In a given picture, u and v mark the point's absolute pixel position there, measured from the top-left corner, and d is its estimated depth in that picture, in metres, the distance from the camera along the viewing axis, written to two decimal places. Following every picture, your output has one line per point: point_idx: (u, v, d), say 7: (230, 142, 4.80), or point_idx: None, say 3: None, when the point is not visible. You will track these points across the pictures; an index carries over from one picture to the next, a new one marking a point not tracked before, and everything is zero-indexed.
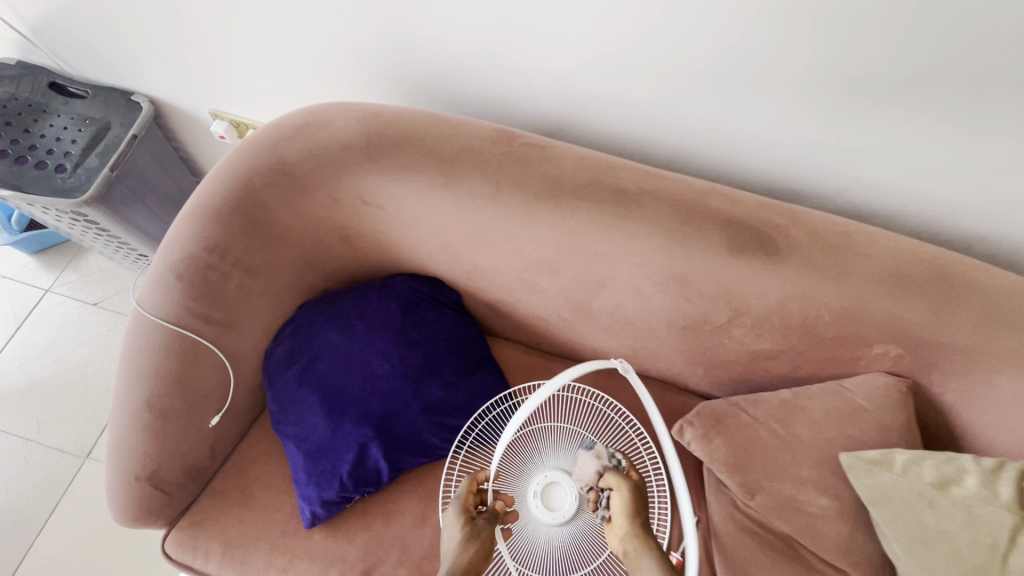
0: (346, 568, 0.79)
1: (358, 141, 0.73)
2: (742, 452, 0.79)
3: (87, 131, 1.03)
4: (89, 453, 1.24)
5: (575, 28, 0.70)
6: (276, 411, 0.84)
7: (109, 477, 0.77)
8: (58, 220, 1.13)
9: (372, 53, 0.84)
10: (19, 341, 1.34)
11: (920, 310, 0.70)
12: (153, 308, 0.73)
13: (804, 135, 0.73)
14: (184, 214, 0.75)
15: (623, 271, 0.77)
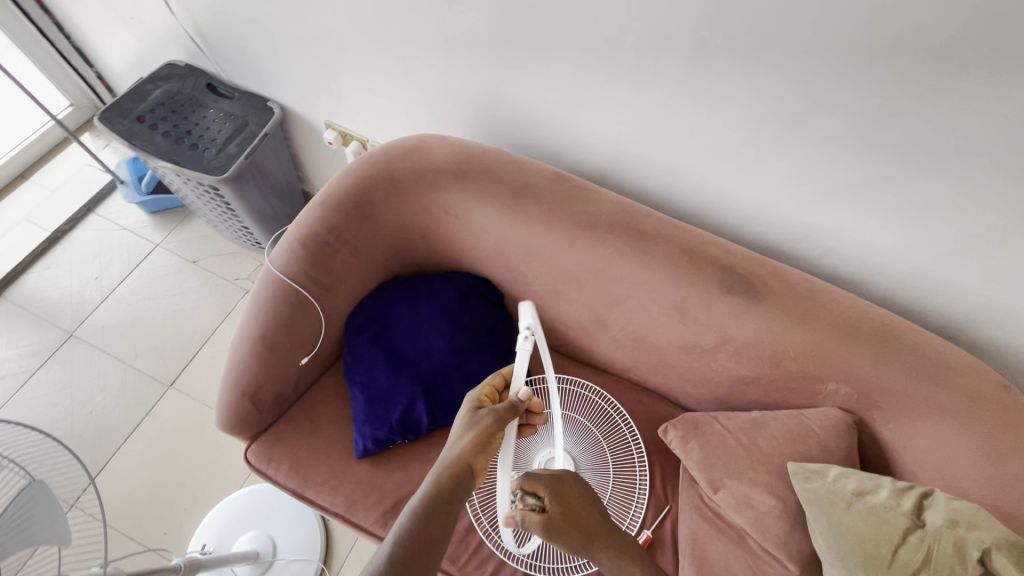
0: (383, 494, 1.00)
1: (451, 165, 0.98)
2: (713, 454, 0.98)
3: (232, 126, 1.31)
4: (170, 383, 1.48)
5: (629, 106, 0.92)
6: (349, 363, 1.07)
7: (221, 390, 1.00)
8: (190, 190, 1.40)
9: (468, 100, 1.08)
10: (131, 282, 1.61)
11: (865, 358, 0.89)
12: (280, 267, 0.98)
13: (794, 209, 0.94)
14: (314, 201, 1.00)
15: (636, 293, 0.98)
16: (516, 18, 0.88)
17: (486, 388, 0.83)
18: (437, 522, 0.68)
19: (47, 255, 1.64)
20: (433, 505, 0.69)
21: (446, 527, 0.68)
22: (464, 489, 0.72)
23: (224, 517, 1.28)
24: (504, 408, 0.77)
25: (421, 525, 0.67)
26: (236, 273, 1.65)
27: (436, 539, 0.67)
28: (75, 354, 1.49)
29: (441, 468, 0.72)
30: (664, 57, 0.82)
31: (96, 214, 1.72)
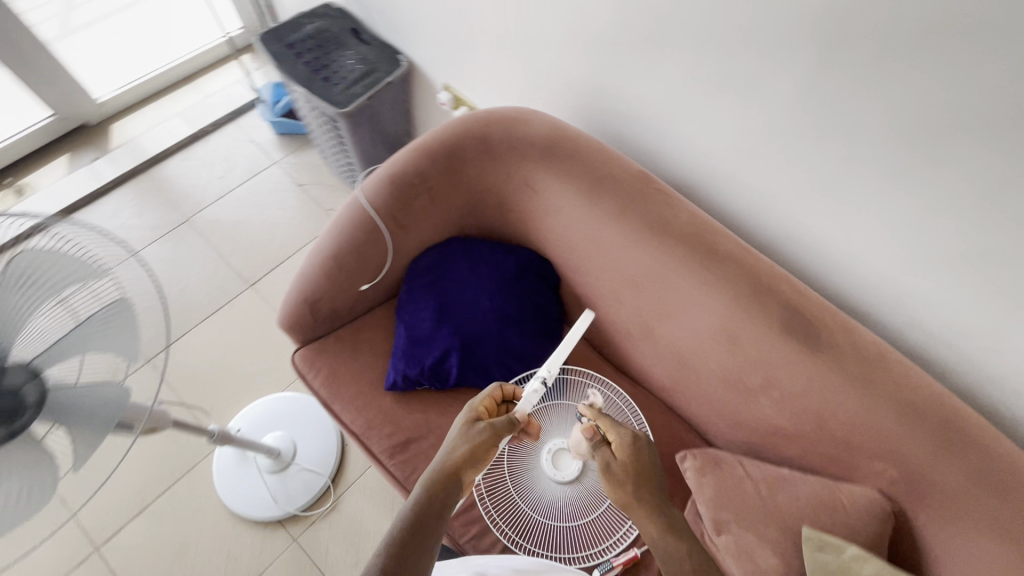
0: (397, 428, 1.05)
1: (543, 142, 1.01)
2: (726, 495, 0.91)
3: (363, 69, 1.43)
4: (251, 283, 1.64)
5: (734, 122, 0.90)
6: (402, 302, 1.14)
7: (288, 292, 1.10)
8: (314, 118, 1.55)
9: (578, 87, 1.10)
10: (245, 189, 1.81)
11: (922, 444, 0.81)
12: (367, 196, 1.07)
13: (885, 268, 0.87)
14: (413, 145, 1.08)
15: (690, 310, 0.95)
16: (643, 12, 0.89)
17: (483, 400, 0.85)
18: (428, 524, 0.70)
19: (187, 148, 1.88)
20: (422, 509, 0.71)
21: (434, 527, 0.70)
22: (454, 494, 0.74)
23: (262, 411, 1.43)
24: (503, 423, 0.81)
25: (414, 523, 0.69)
26: (331, 204, 1.79)
27: (426, 536, 0.69)
28: (185, 237, 1.70)
29: (434, 473, 0.75)
30: (782, 76, 0.80)
31: (235, 125, 1.94)
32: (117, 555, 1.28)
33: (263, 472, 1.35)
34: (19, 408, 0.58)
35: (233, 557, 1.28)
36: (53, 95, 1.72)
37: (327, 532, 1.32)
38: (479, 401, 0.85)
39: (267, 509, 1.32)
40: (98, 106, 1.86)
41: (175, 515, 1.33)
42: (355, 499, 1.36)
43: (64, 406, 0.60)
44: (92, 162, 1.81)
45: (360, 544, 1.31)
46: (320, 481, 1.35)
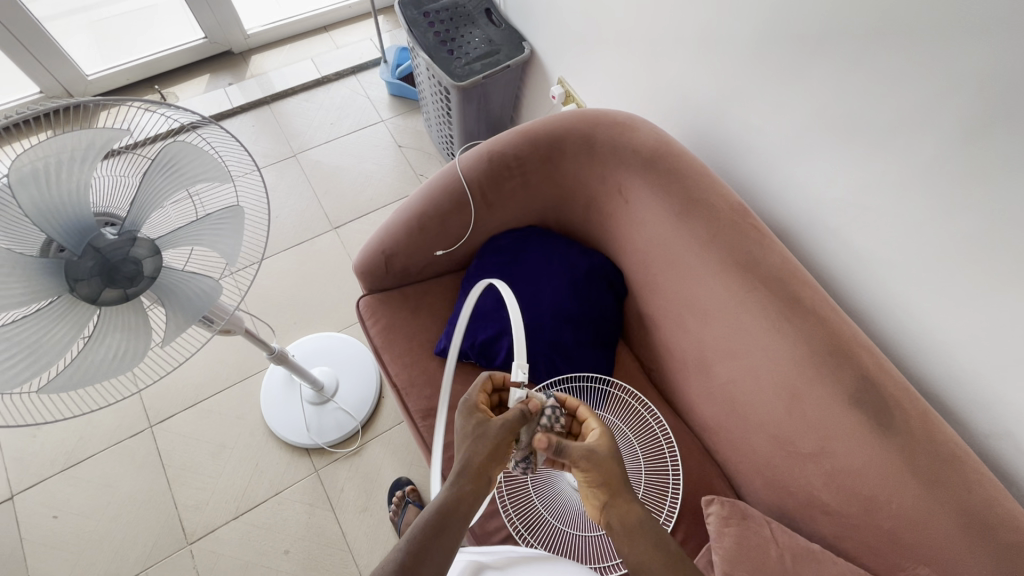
0: (435, 393, 1.08)
1: (647, 152, 1.00)
2: (746, 551, 0.84)
3: (487, 48, 1.47)
4: (335, 227, 1.74)
5: (853, 175, 0.85)
6: (469, 276, 1.17)
7: (370, 239, 1.17)
8: (429, 87, 1.61)
9: (694, 107, 1.08)
10: (350, 139, 1.91)
11: (981, 563, 0.73)
12: (464, 167, 1.11)
13: (987, 366, 0.79)
14: (518, 128, 1.10)
15: (756, 355, 0.91)
16: (783, 42, 0.86)
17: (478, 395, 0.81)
18: (449, 523, 0.69)
19: (309, 91, 2.01)
20: (445, 512, 0.70)
21: (458, 525, 0.69)
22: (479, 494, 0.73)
23: (316, 345, 1.52)
24: (514, 416, 0.77)
25: (434, 526, 0.68)
26: (423, 171, 1.86)
27: (449, 535, 0.68)
28: (289, 171, 1.83)
29: (457, 476, 0.72)
30: (921, 136, 0.75)
31: (356, 79, 2.05)
32: (165, 437, 1.40)
33: (304, 401, 1.44)
34: (135, 277, 0.65)
35: (260, 470, 1.38)
36: (211, 20, 1.90)
37: (346, 473, 1.38)
38: (475, 394, 0.81)
39: (299, 435, 1.40)
40: (245, 37, 2.03)
41: (220, 417, 1.44)
42: (379, 450, 1.42)
43: (168, 287, 0.66)
44: (227, 86, 1.99)
45: (372, 493, 1.36)
46: (352, 424, 1.42)
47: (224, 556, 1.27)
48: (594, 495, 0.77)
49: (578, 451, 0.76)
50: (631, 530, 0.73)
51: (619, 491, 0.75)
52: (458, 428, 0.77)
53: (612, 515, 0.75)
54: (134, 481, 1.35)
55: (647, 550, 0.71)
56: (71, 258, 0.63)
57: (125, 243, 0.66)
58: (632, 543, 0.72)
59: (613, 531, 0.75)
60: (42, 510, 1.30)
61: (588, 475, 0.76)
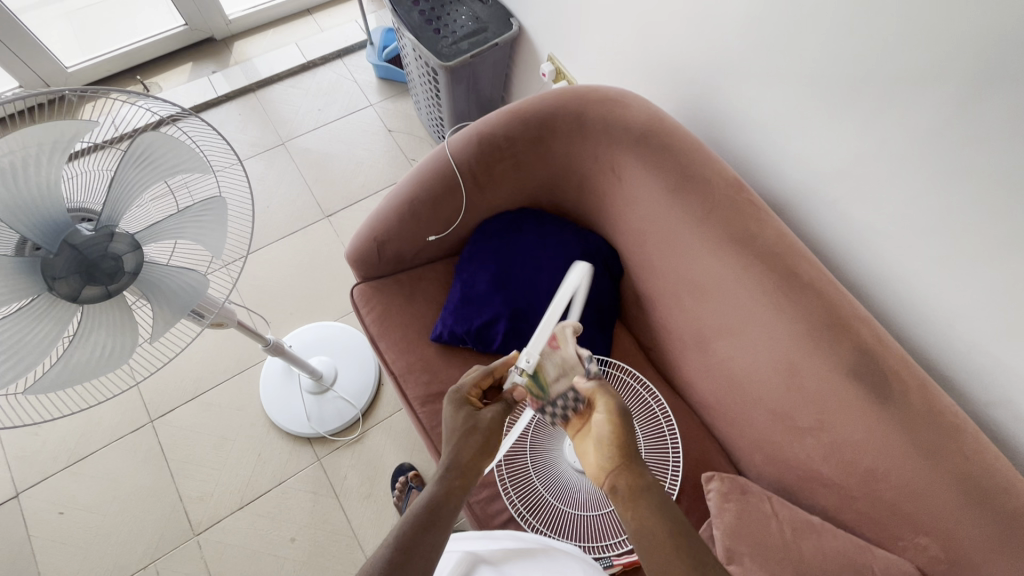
0: (433, 379, 1.08)
1: (638, 129, 0.98)
2: (746, 526, 0.85)
3: (473, 26, 1.43)
4: (327, 215, 1.72)
5: (849, 145, 0.83)
6: (463, 261, 1.16)
7: (361, 226, 1.15)
8: (416, 68, 1.58)
9: (687, 80, 1.05)
10: (339, 125, 1.88)
11: (980, 530, 0.74)
12: (454, 150, 1.08)
13: (986, 335, 0.78)
14: (507, 108, 1.08)
15: (753, 331, 0.91)
16: (776, 9, 0.83)
17: (470, 385, 0.82)
18: (441, 514, 0.68)
19: (295, 76, 1.97)
20: (434, 502, 0.69)
21: (449, 516, 0.69)
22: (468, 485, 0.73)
23: (313, 335, 1.51)
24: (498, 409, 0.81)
25: (427, 517, 0.67)
26: (415, 155, 1.83)
27: (441, 526, 0.67)
28: (278, 159, 1.80)
29: (447, 466, 0.73)
30: (918, 104, 0.72)
31: (342, 62, 2.01)
32: (167, 431, 1.41)
33: (304, 391, 1.44)
34: (116, 273, 0.64)
35: (262, 461, 1.38)
36: (191, 6, 1.85)
37: (348, 460, 1.39)
38: (465, 385, 0.82)
39: (300, 425, 1.40)
40: (227, 23, 1.98)
41: (220, 409, 1.44)
42: (380, 437, 1.43)
43: (151, 281, 0.66)
44: (211, 74, 1.94)
45: (375, 479, 1.37)
46: (352, 412, 1.42)
47: (231, 545, 1.29)
48: (605, 454, 0.75)
49: (608, 402, 0.78)
50: (634, 496, 0.70)
51: (634, 456, 0.74)
52: (447, 421, 0.78)
53: (621, 477, 0.72)
54: (138, 476, 1.35)
55: (650, 516, 0.68)
56: (48, 256, 0.61)
57: (104, 239, 0.64)
58: (637, 509, 0.69)
59: (619, 494, 0.72)
60: (48, 507, 1.31)
61: (614, 428, 0.76)
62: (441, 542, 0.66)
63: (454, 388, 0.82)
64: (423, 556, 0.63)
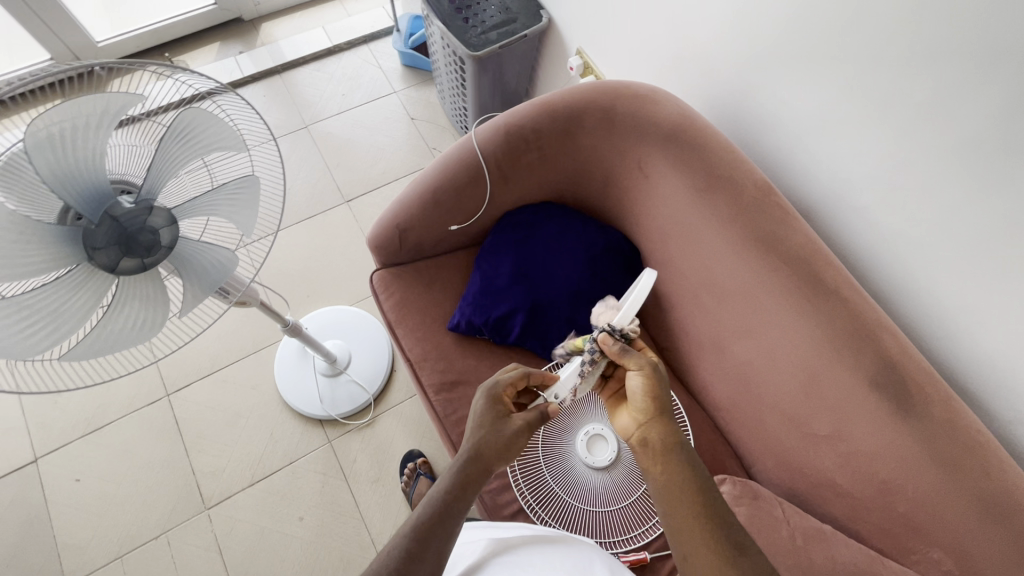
0: (448, 368, 1.08)
1: (668, 127, 0.97)
2: (756, 531, 0.84)
3: (503, 17, 1.43)
4: (347, 200, 1.73)
5: (882, 152, 0.82)
6: (483, 252, 1.16)
7: (383, 213, 1.15)
8: (443, 57, 1.57)
9: (719, 81, 1.04)
10: (363, 110, 1.88)
11: (996, 547, 0.73)
12: (480, 140, 1.08)
13: (1012, 351, 0.77)
14: (535, 100, 1.07)
15: (774, 336, 0.90)
16: (817, 10, 0.81)
17: (505, 384, 0.79)
18: (456, 505, 0.70)
19: (321, 60, 1.97)
20: (449, 498, 0.70)
21: (465, 506, 0.71)
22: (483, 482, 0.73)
23: (329, 318, 1.52)
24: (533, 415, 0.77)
25: (441, 512, 0.69)
26: (436, 144, 1.83)
27: (454, 519, 0.69)
28: (301, 142, 1.81)
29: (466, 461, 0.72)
30: (959, 114, 0.71)
31: (368, 47, 2.01)
32: (182, 406, 1.43)
33: (317, 373, 1.45)
34: (152, 247, 0.65)
35: (274, 439, 1.40)
36: None
37: (359, 444, 1.40)
38: (502, 382, 0.79)
39: (313, 407, 1.42)
40: (255, 4, 1.99)
41: (235, 387, 1.46)
42: (391, 422, 1.44)
43: (185, 258, 0.66)
44: (238, 54, 1.95)
45: (384, 464, 1.38)
46: (364, 396, 1.43)
47: (241, 520, 1.31)
48: (638, 409, 0.76)
49: (642, 360, 0.77)
50: (665, 453, 0.72)
51: (666, 413, 0.75)
52: (477, 413, 0.76)
53: (652, 433, 0.74)
54: (151, 448, 1.38)
55: (677, 473, 0.71)
56: (89, 227, 0.63)
57: (142, 212, 0.65)
58: (666, 466, 0.72)
59: (648, 448, 0.74)
60: (65, 474, 1.34)
61: (649, 385, 0.75)
62: (452, 538, 0.68)
63: (492, 382, 0.79)
64: (441, 546, 0.66)
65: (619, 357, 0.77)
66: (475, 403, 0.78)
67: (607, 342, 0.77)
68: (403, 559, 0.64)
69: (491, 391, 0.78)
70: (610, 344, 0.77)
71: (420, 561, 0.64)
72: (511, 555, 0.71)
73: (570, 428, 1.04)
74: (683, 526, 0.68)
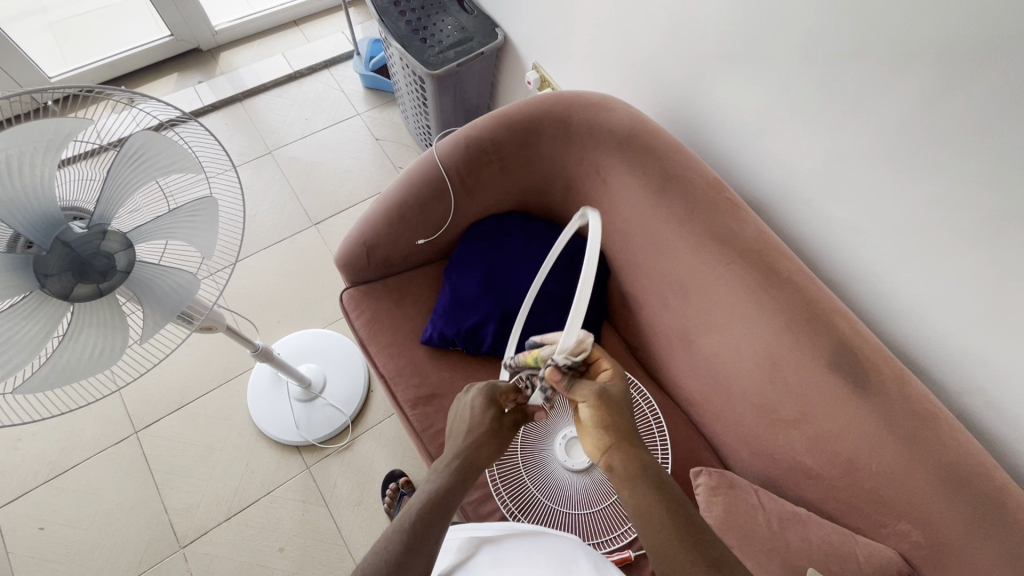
0: (424, 382, 1.08)
1: (622, 132, 1.01)
2: (734, 518, 0.86)
3: (459, 36, 1.46)
4: (314, 223, 1.72)
5: (820, 145, 0.87)
6: (452, 265, 1.17)
7: (349, 232, 1.15)
8: (403, 77, 1.60)
9: (667, 87, 1.09)
10: (327, 133, 1.89)
11: (956, 513, 0.76)
12: (443, 155, 1.10)
13: (951, 324, 0.82)
14: (494, 113, 1.10)
15: (736, 326, 0.93)
16: (752, 16, 0.87)
17: (503, 389, 0.81)
18: (449, 503, 0.71)
19: (282, 86, 1.98)
20: (440, 495, 0.71)
21: (454, 506, 0.71)
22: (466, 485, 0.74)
23: (301, 342, 1.50)
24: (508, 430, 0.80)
25: (436, 507, 0.69)
26: (402, 163, 1.85)
27: (446, 515, 0.69)
28: (265, 168, 1.80)
29: (454, 458, 0.74)
30: (884, 105, 0.77)
31: (329, 72, 2.02)
32: (151, 442, 1.38)
33: (292, 399, 1.43)
34: (107, 271, 0.64)
35: (249, 470, 1.36)
36: (176, 16, 1.86)
37: (338, 468, 1.38)
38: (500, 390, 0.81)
39: (289, 433, 1.39)
40: (213, 34, 1.99)
41: (206, 419, 1.42)
42: (370, 443, 1.42)
43: (142, 283, 0.66)
44: (198, 84, 1.95)
45: (365, 486, 1.36)
46: (341, 419, 1.42)
47: (218, 557, 1.26)
48: (597, 436, 0.76)
49: (590, 389, 0.76)
50: (630, 476, 0.72)
51: (627, 436, 0.74)
52: (471, 403, 0.79)
53: (614, 458, 0.73)
54: (120, 488, 1.33)
55: (644, 495, 0.71)
56: (39, 254, 0.61)
57: (96, 237, 0.64)
58: (633, 488, 0.71)
59: (612, 475, 0.74)
60: (28, 522, 1.28)
61: (598, 414, 0.75)
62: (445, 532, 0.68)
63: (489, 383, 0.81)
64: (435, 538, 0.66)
65: (566, 388, 0.77)
66: (470, 397, 0.81)
67: (551, 380, 0.74)
68: (399, 553, 0.63)
69: (486, 391, 0.80)
70: (558, 380, 0.74)
71: (412, 556, 0.63)
72: (492, 548, 0.72)
73: (548, 434, 1.05)
74: (656, 542, 0.68)
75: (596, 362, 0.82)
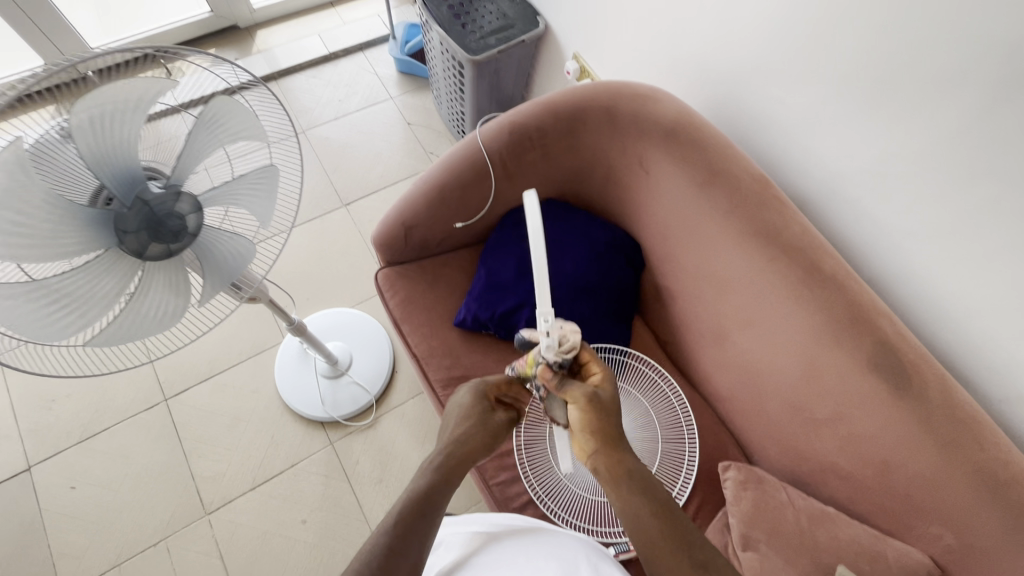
0: (455, 364, 1.09)
1: (668, 124, 1.01)
2: (761, 513, 0.88)
3: (500, 23, 1.46)
4: (345, 204, 1.74)
5: (870, 145, 0.87)
6: (488, 249, 1.18)
7: (387, 212, 1.16)
8: (441, 62, 1.60)
9: (714, 81, 1.08)
10: (360, 115, 1.90)
11: (993, 519, 0.76)
12: (486, 138, 1.10)
13: (998, 330, 0.81)
14: (540, 99, 1.10)
15: (774, 324, 0.93)
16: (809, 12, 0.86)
17: (489, 386, 0.84)
18: (436, 499, 0.70)
19: (317, 67, 1.99)
20: (429, 489, 0.71)
21: (442, 501, 0.71)
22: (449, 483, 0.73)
23: (329, 320, 1.52)
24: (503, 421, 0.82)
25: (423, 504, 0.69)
26: (434, 148, 1.85)
27: (437, 506, 0.70)
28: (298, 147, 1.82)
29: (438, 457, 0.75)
30: (943, 107, 0.76)
31: (364, 54, 2.03)
32: (180, 410, 1.41)
33: (318, 375, 1.45)
34: (179, 233, 0.65)
35: (275, 443, 1.39)
36: None
37: (361, 444, 1.40)
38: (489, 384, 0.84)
39: (315, 408, 1.41)
40: (250, 12, 2.00)
41: (235, 390, 1.45)
42: (393, 423, 1.44)
43: (206, 246, 0.68)
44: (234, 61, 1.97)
45: (387, 465, 1.38)
46: (366, 398, 1.43)
47: (243, 525, 1.29)
48: (582, 440, 0.76)
49: (581, 392, 0.75)
50: (616, 479, 0.73)
51: (613, 440, 0.74)
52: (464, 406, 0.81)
53: (600, 462, 0.74)
54: (149, 453, 1.36)
55: (632, 497, 0.72)
56: (121, 210, 0.63)
57: (170, 198, 0.65)
58: (620, 491, 0.72)
59: (598, 477, 0.74)
60: (60, 482, 1.32)
61: (586, 417, 0.75)
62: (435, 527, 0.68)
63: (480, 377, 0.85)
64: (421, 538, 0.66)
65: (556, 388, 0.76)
66: (459, 396, 0.84)
67: (544, 379, 0.75)
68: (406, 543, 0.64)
69: (483, 390, 0.83)
70: (548, 379, 0.75)
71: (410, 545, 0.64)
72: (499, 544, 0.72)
73: None
74: (645, 544, 0.69)
75: (586, 363, 0.81)
